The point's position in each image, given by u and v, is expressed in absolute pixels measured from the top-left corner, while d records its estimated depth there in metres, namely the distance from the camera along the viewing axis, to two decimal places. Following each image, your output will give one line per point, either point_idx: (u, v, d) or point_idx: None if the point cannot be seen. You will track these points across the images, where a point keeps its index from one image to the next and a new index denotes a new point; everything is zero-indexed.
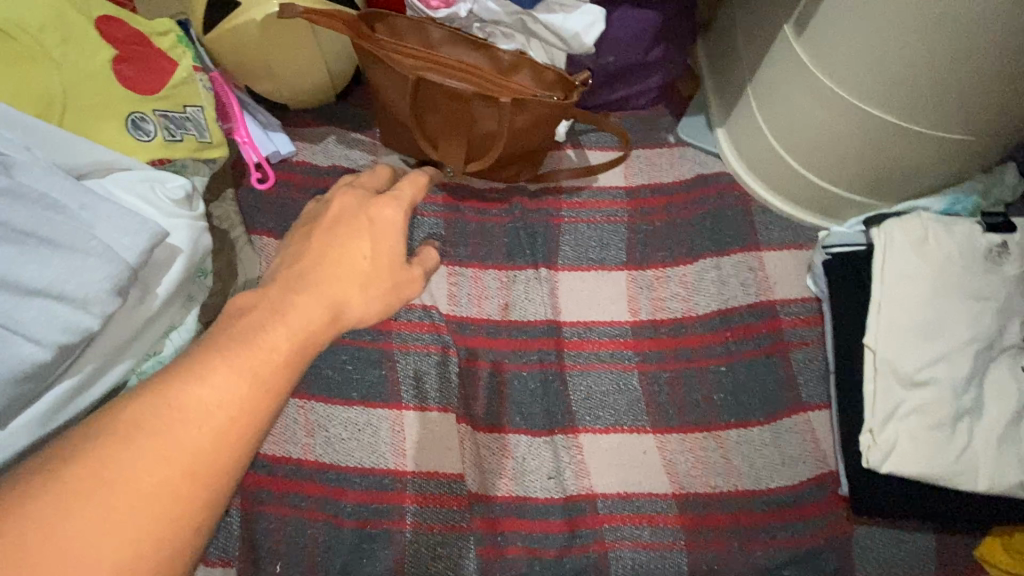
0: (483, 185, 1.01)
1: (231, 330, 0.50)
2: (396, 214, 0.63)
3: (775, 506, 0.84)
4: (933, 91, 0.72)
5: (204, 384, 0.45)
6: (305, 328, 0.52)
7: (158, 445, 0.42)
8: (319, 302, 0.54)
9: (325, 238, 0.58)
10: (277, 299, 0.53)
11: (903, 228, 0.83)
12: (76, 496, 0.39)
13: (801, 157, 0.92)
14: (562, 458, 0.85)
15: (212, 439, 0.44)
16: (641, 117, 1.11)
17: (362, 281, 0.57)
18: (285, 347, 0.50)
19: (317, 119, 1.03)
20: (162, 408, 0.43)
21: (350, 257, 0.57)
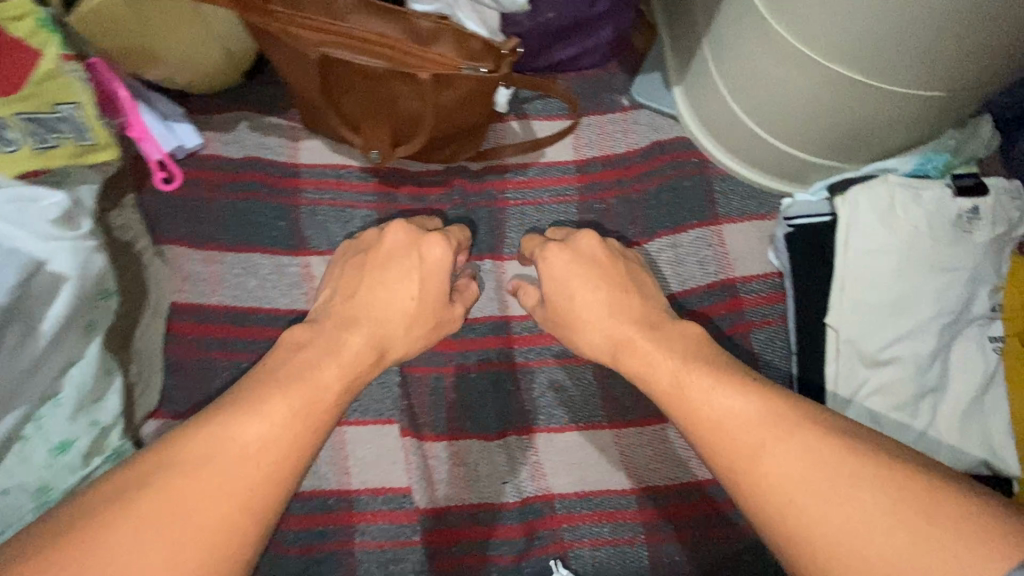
0: (418, 168, 0.92)
1: (291, 369, 0.65)
2: (443, 252, 0.75)
3: (656, 504, 0.81)
4: (898, 46, 0.64)
5: (264, 422, 0.59)
6: (355, 368, 0.68)
7: (218, 480, 0.55)
8: (366, 341, 0.70)
9: (377, 278, 0.76)
10: (332, 338, 0.69)
11: (868, 201, 0.77)
12: (149, 513, 0.51)
13: (765, 121, 0.83)
14: (517, 460, 0.82)
15: (265, 473, 0.57)
16: (592, 77, 1.02)
17: (408, 324, 0.74)
18: (336, 383, 0.66)
19: (227, 104, 0.91)
20: (233, 446, 0.57)
21: (396, 296, 0.75)
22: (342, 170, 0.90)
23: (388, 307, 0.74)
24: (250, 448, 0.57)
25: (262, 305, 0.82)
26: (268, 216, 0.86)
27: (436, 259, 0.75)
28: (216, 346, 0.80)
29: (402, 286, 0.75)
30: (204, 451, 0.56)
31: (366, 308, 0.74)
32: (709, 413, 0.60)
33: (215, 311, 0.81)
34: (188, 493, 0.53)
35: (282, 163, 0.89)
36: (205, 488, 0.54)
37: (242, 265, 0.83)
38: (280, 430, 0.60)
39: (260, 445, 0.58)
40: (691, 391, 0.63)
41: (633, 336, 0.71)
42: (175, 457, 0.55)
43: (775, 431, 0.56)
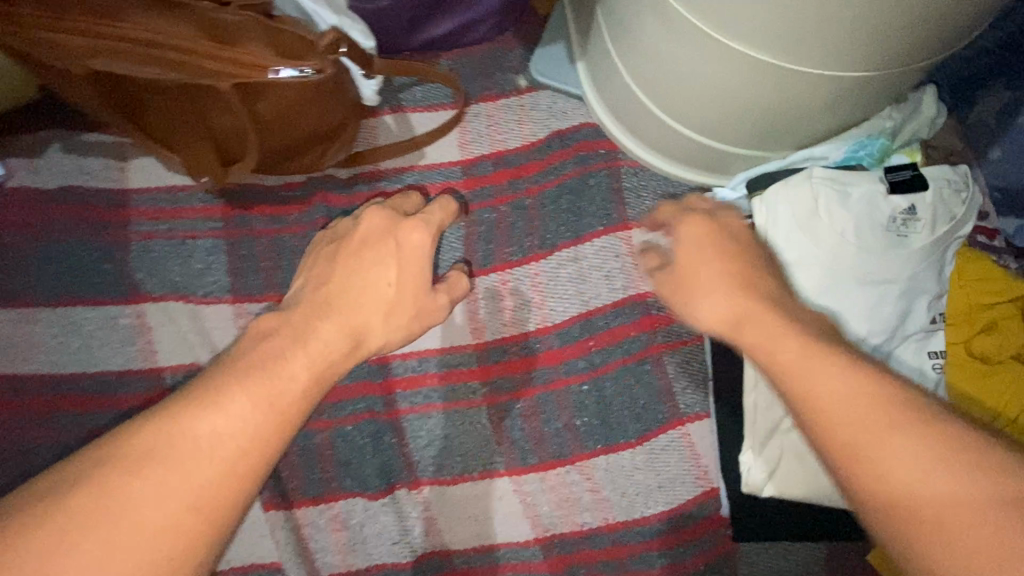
0: (275, 181, 0.77)
1: (253, 356, 0.50)
2: (423, 239, 0.65)
3: (565, 551, 0.73)
4: (801, 15, 0.50)
5: (221, 414, 0.45)
6: (325, 359, 0.53)
7: (170, 477, 0.42)
8: (339, 332, 0.55)
9: (350, 263, 0.61)
10: (300, 325, 0.54)
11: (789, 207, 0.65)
12: (75, 526, 0.39)
13: (671, 107, 0.69)
14: (407, 516, 0.73)
15: (225, 471, 0.44)
16: (482, 54, 0.85)
17: (385, 309, 0.60)
18: (304, 376, 0.51)
19: (31, 122, 0.75)
20: (187, 438, 0.44)
21: (373, 285, 0.60)
22: (182, 192, 0.75)
23: (365, 295, 0.59)
24: (218, 444, 0.44)
25: (89, 368, 0.70)
26: (88, 259, 0.72)
27: (419, 242, 0.64)
28: (34, 421, 0.68)
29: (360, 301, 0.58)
30: (152, 446, 0.43)
31: (346, 294, 0.59)
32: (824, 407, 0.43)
33: (30, 381, 0.69)
34: (136, 491, 0.41)
35: (106, 190, 0.74)
36: (154, 491, 0.41)
37: (63, 323, 0.70)
38: (247, 423, 0.46)
39: (216, 440, 0.44)
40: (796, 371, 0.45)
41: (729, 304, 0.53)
42: (118, 453, 0.42)
43: (888, 418, 0.40)
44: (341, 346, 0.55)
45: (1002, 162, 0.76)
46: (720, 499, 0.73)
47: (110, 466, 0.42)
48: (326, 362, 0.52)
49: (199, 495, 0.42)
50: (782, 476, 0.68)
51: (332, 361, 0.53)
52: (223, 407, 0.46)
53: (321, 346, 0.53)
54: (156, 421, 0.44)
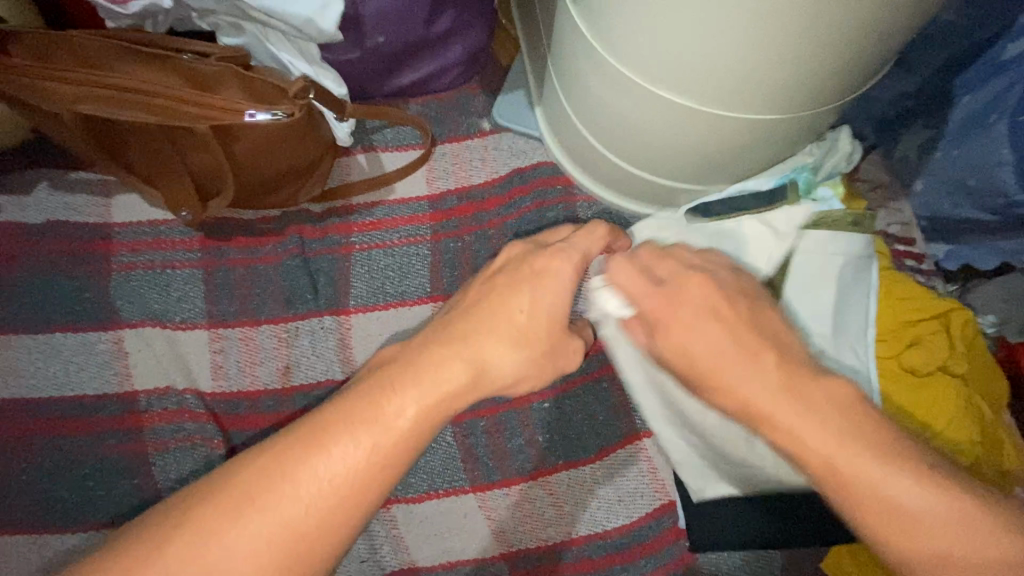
0: (253, 215, 0.83)
1: (377, 381, 0.47)
2: (567, 265, 0.54)
3: (528, 564, 0.75)
4: (707, 70, 0.58)
5: (330, 457, 0.43)
6: (440, 390, 0.48)
7: (269, 519, 0.42)
8: (464, 365, 0.49)
9: (496, 293, 0.53)
10: (419, 351, 0.50)
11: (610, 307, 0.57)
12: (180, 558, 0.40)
13: (612, 146, 0.77)
14: (376, 535, 0.75)
15: (320, 513, 0.42)
16: (449, 99, 0.93)
17: (516, 340, 0.51)
18: (413, 415, 0.46)
19: (23, 162, 0.80)
20: (279, 478, 0.43)
21: (509, 314, 0.52)
22: (165, 226, 0.81)
23: (494, 325, 0.51)
24: (325, 486, 0.43)
25: (65, 392, 0.72)
26: (69, 287, 0.76)
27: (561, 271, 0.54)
28: (13, 444, 0.70)
29: (451, 333, 0.51)
30: (249, 485, 0.42)
31: (501, 318, 0.52)
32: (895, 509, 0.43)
33: (10, 405, 0.72)
34: (232, 535, 0.41)
35: (89, 225, 0.79)
36: (248, 534, 0.41)
37: (44, 348, 0.74)
38: (355, 473, 0.44)
39: (318, 484, 0.43)
40: (844, 462, 0.44)
41: (767, 402, 0.47)
42: (226, 488, 0.42)
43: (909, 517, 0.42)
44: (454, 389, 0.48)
45: (923, 194, 0.82)
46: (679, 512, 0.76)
47: (215, 508, 0.42)
48: (438, 404, 0.47)
49: (292, 535, 0.42)
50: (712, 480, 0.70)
51: (450, 394, 0.48)
52: (332, 446, 0.44)
53: (433, 393, 0.48)
54: (258, 459, 0.43)
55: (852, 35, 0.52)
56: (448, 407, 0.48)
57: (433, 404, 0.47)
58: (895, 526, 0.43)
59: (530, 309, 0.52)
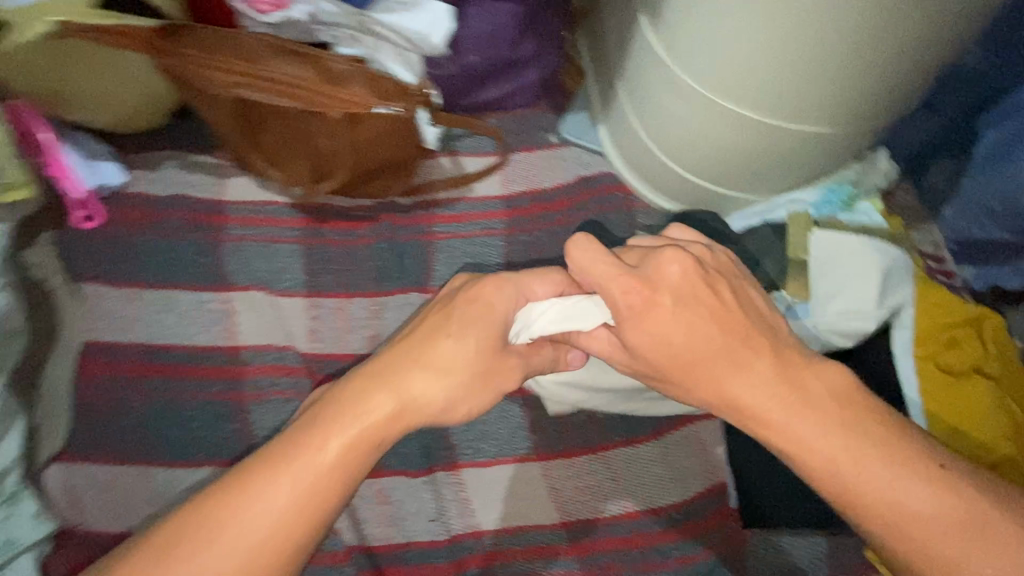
0: (347, 203, 0.92)
1: (304, 422, 0.54)
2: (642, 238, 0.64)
3: (586, 535, 0.80)
4: (773, 81, 0.70)
5: (262, 499, 0.50)
6: (366, 428, 0.54)
7: (193, 563, 0.48)
8: (391, 398, 0.56)
9: (425, 331, 0.60)
10: (355, 390, 0.56)
11: (565, 318, 0.63)
12: None
13: (675, 155, 0.88)
14: (444, 498, 0.80)
15: (240, 557, 0.48)
16: (522, 116, 1.05)
17: (441, 375, 0.58)
18: (336, 454, 0.52)
19: (153, 143, 0.91)
20: (206, 526, 0.49)
21: (436, 350, 0.59)
22: (272, 207, 0.91)
23: (421, 361, 0.58)
24: (250, 532, 0.49)
25: (178, 342, 0.80)
26: (189, 250, 0.85)
27: (491, 299, 0.62)
28: (126, 385, 0.77)
29: (549, 288, 0.64)
30: (173, 534, 0.49)
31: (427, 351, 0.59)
32: (887, 510, 0.50)
33: (128, 348, 0.79)
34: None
35: (207, 201, 0.89)
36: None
37: (160, 302, 0.82)
38: (280, 519, 0.50)
39: (241, 532, 0.49)
40: (848, 469, 0.51)
41: (771, 407, 0.54)
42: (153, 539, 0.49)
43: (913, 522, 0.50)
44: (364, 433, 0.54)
45: (951, 220, 0.88)
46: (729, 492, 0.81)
47: (144, 553, 0.48)
48: (359, 441, 0.54)
49: None
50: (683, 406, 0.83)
51: (370, 428, 0.54)
52: (257, 491, 0.50)
53: (350, 438, 0.53)
54: (177, 514, 0.50)
55: (892, 50, 0.65)
56: (374, 439, 0.55)
57: (357, 440, 0.54)
58: (899, 527, 0.50)
59: (455, 341, 0.59)
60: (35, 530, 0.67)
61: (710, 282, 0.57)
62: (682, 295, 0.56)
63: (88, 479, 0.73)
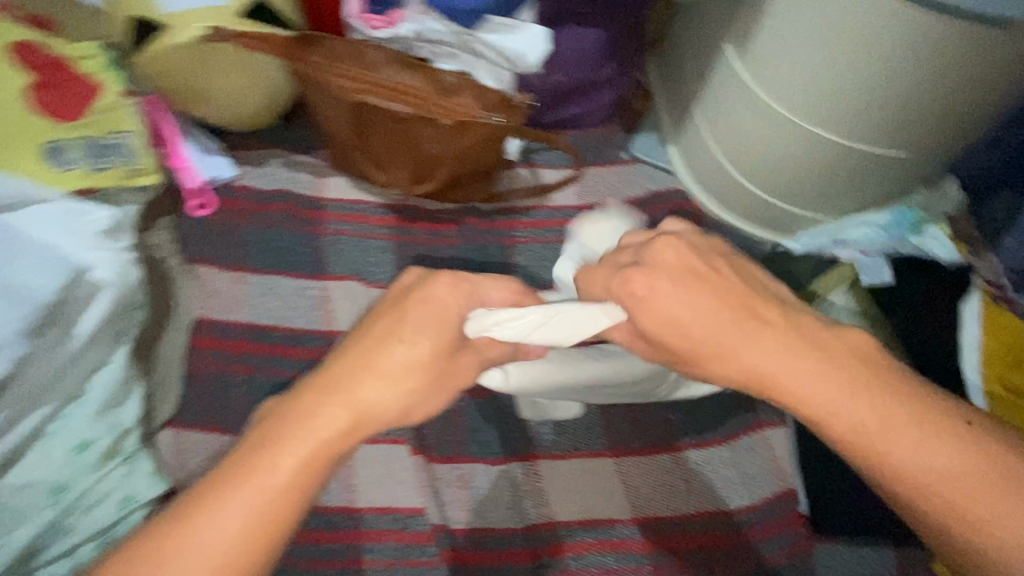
0: (434, 206, 0.98)
1: (254, 440, 0.54)
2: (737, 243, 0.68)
3: (658, 533, 0.82)
4: (857, 105, 0.76)
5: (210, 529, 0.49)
6: (322, 442, 0.54)
7: None
8: (345, 411, 0.55)
9: (377, 335, 0.59)
10: (307, 403, 0.55)
11: (546, 328, 0.65)
12: None
13: (749, 173, 0.94)
14: (521, 488, 0.84)
15: None
16: (595, 134, 1.11)
17: (393, 382, 0.58)
18: (288, 471, 0.52)
19: (258, 142, 0.98)
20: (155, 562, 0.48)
21: (388, 353, 0.58)
22: (364, 206, 0.96)
23: (371, 369, 0.57)
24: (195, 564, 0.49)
25: (280, 324, 0.86)
26: (293, 240, 0.92)
27: (443, 295, 0.62)
28: (233, 361, 0.83)
29: None
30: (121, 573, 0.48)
31: (371, 355, 0.58)
32: (917, 473, 0.52)
33: (234, 327, 0.85)
34: None
35: (308, 197, 0.96)
36: None
37: (265, 286, 0.89)
38: (227, 545, 0.49)
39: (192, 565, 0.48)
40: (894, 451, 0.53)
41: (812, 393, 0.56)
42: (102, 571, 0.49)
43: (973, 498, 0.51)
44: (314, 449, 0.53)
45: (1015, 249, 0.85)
46: (798, 498, 0.84)
47: None
48: (315, 458, 0.53)
49: None
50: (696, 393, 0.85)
51: (325, 443, 0.54)
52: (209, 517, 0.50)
53: (301, 457, 0.53)
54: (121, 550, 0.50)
55: (972, 81, 0.70)
56: (329, 454, 0.54)
57: (315, 455, 0.53)
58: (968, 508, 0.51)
59: (408, 343, 0.59)
60: (149, 489, 0.70)
61: (707, 263, 0.62)
62: (681, 275, 0.60)
63: (196, 445, 0.78)
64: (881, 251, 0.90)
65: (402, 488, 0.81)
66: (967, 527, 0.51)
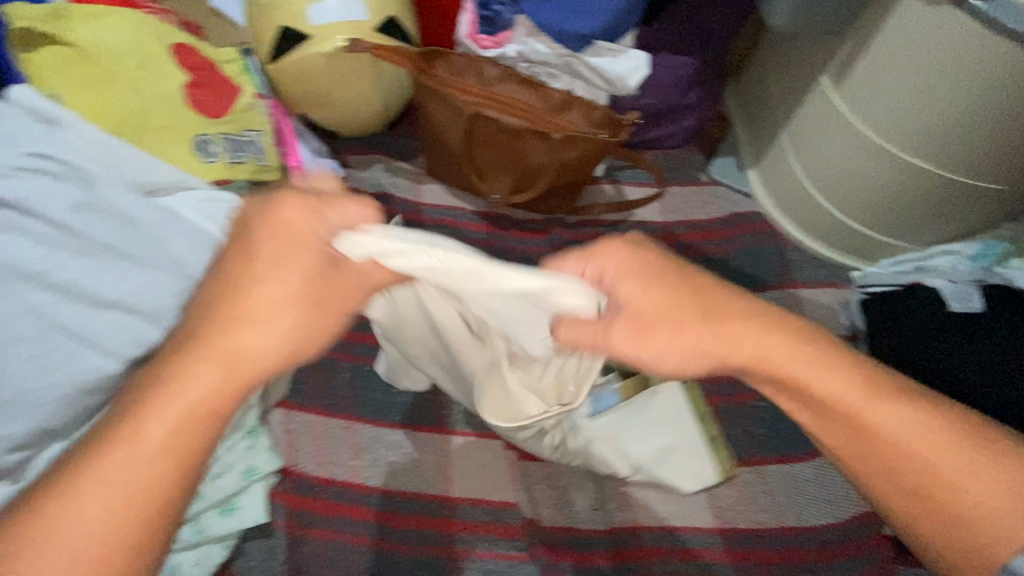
0: (524, 215, 1.04)
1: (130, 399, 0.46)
2: None
3: (742, 544, 0.84)
4: (956, 136, 0.79)
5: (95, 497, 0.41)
6: (203, 397, 0.45)
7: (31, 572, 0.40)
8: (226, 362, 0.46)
9: (248, 273, 0.48)
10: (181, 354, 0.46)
11: (439, 273, 0.55)
12: None
13: (834, 198, 0.98)
14: (607, 490, 0.85)
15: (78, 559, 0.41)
16: (675, 156, 1.16)
17: (274, 328, 0.48)
18: (161, 433, 0.44)
19: (364, 148, 1.05)
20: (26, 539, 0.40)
21: (257, 295, 0.48)
22: (457, 212, 1.03)
23: (246, 312, 0.47)
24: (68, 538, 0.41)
25: None
26: None
27: (315, 226, 0.50)
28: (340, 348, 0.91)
29: None
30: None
31: (233, 309, 0.47)
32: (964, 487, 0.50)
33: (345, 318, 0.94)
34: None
35: (408, 201, 1.02)
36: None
37: None
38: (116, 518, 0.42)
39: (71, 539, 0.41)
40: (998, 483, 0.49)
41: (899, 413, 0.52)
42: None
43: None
44: (168, 426, 0.44)
45: None
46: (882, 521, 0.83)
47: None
48: (196, 414, 0.45)
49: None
50: (661, 414, 0.81)
51: (205, 401, 0.45)
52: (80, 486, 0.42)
53: (169, 435, 0.44)
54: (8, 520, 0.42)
55: None
56: (212, 413, 0.46)
57: (177, 433, 0.44)
58: None
59: (280, 281, 0.48)
60: (268, 463, 0.75)
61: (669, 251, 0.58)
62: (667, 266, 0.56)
63: (301, 427, 0.84)
64: (965, 277, 0.87)
65: (495, 481, 0.84)
66: (965, 519, 0.49)
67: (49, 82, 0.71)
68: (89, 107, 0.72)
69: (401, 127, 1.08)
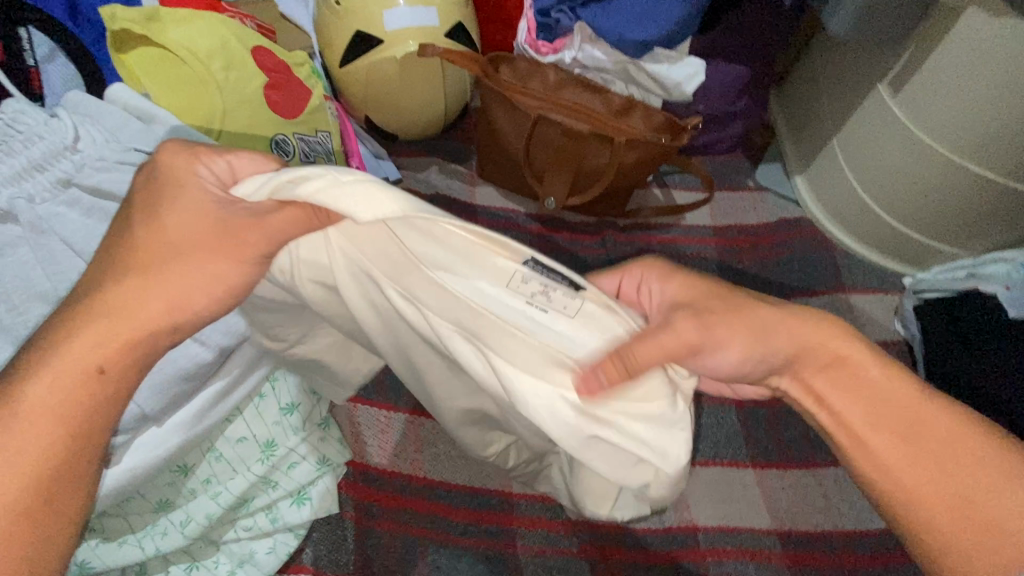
0: (575, 217, 1.06)
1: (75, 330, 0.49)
2: None
3: (798, 547, 0.84)
4: (1019, 146, 0.80)
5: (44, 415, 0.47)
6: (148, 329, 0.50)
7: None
8: (175, 295, 0.50)
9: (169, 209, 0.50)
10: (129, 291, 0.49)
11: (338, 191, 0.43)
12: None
13: (886, 204, 0.99)
14: None
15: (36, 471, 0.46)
16: (721, 162, 1.18)
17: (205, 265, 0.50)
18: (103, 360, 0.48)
19: (420, 151, 1.08)
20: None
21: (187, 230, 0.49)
22: (510, 214, 1.05)
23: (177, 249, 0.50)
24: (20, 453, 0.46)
25: None
26: None
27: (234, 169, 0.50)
28: None
29: None
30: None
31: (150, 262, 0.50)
32: None
33: None
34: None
35: (462, 202, 1.04)
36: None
37: None
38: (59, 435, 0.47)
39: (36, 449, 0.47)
40: None
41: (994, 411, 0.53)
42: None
43: None
44: (90, 376, 0.48)
45: None
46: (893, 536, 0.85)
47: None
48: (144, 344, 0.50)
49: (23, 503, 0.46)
50: None
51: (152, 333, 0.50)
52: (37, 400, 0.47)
53: (67, 381, 0.48)
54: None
55: None
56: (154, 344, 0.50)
57: (57, 379, 0.47)
58: None
59: (194, 214, 0.49)
60: (339, 455, 0.79)
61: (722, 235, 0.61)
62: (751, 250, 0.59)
63: (367, 420, 0.87)
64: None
65: None
66: None
67: (146, 89, 0.76)
68: (180, 106, 0.76)
69: (455, 131, 1.11)
